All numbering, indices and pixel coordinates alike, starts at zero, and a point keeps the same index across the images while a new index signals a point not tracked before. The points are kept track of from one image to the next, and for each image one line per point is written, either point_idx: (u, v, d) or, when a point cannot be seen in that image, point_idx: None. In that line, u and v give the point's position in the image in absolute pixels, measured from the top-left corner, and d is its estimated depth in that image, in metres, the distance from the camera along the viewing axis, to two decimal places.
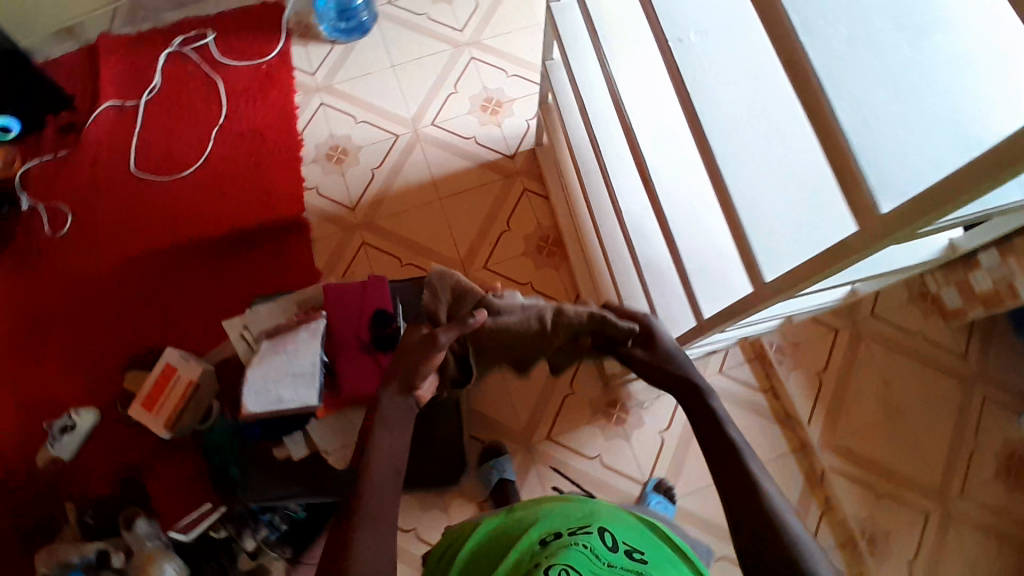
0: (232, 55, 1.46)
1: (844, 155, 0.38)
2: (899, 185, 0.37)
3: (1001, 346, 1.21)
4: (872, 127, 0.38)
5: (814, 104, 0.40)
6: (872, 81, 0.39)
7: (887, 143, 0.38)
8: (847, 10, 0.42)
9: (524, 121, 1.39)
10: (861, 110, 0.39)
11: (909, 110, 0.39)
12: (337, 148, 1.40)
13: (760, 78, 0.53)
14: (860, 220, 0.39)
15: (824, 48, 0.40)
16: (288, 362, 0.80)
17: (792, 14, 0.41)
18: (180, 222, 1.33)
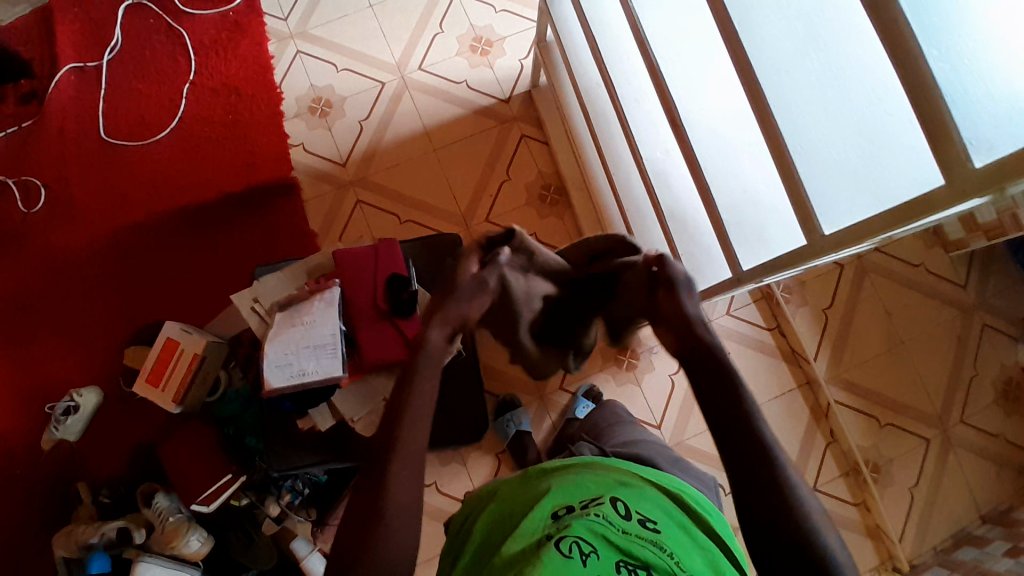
0: (196, 3, 1.34)
1: (936, 105, 0.38)
2: (992, 137, 0.37)
3: (1000, 273, 1.23)
4: (962, 75, 0.38)
5: (901, 47, 0.39)
6: (964, 18, 0.38)
7: (978, 89, 0.38)
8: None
9: (516, 61, 1.32)
10: (950, 58, 0.38)
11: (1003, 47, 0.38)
12: (320, 100, 1.32)
13: None
14: (948, 173, 0.39)
15: None
16: (305, 333, 0.77)
17: None
18: (163, 190, 1.26)
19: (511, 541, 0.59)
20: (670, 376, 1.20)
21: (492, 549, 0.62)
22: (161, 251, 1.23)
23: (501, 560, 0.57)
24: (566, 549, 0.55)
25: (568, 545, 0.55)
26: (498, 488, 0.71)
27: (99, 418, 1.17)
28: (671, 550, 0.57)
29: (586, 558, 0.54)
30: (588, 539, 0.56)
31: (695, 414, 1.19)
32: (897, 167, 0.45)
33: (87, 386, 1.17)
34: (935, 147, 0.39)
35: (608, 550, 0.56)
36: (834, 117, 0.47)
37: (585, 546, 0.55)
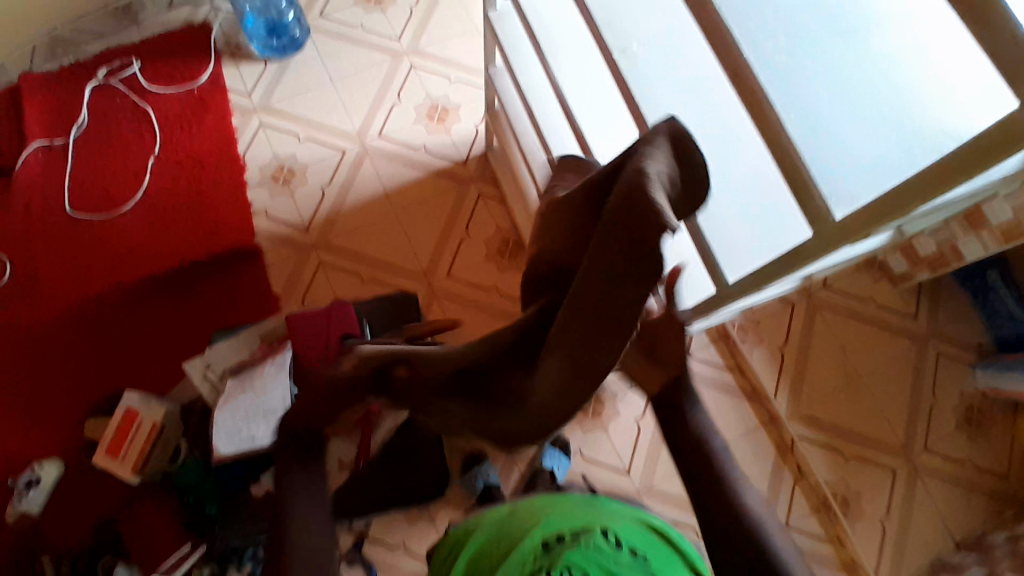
0: (161, 82, 1.40)
1: (797, 166, 0.43)
2: (848, 191, 0.42)
3: (948, 304, 1.27)
4: (822, 137, 0.43)
5: (763, 114, 0.44)
6: (816, 88, 0.44)
7: (835, 149, 0.42)
8: (787, 26, 0.46)
9: (472, 125, 1.39)
10: (808, 123, 0.43)
11: (855, 107, 0.44)
12: (282, 169, 1.36)
13: (705, 79, 0.54)
14: (816, 226, 0.43)
15: (769, 63, 0.45)
16: (258, 399, 0.79)
17: (734, 31, 0.45)
18: (127, 261, 1.28)
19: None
20: (637, 421, 1.21)
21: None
22: (125, 321, 1.24)
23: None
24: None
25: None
26: (478, 524, 0.67)
27: (58, 494, 1.14)
28: None
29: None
30: (582, 570, 0.54)
31: (662, 457, 1.19)
32: (781, 223, 0.50)
33: (47, 460, 1.15)
34: (803, 202, 0.44)
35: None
36: (726, 180, 0.51)
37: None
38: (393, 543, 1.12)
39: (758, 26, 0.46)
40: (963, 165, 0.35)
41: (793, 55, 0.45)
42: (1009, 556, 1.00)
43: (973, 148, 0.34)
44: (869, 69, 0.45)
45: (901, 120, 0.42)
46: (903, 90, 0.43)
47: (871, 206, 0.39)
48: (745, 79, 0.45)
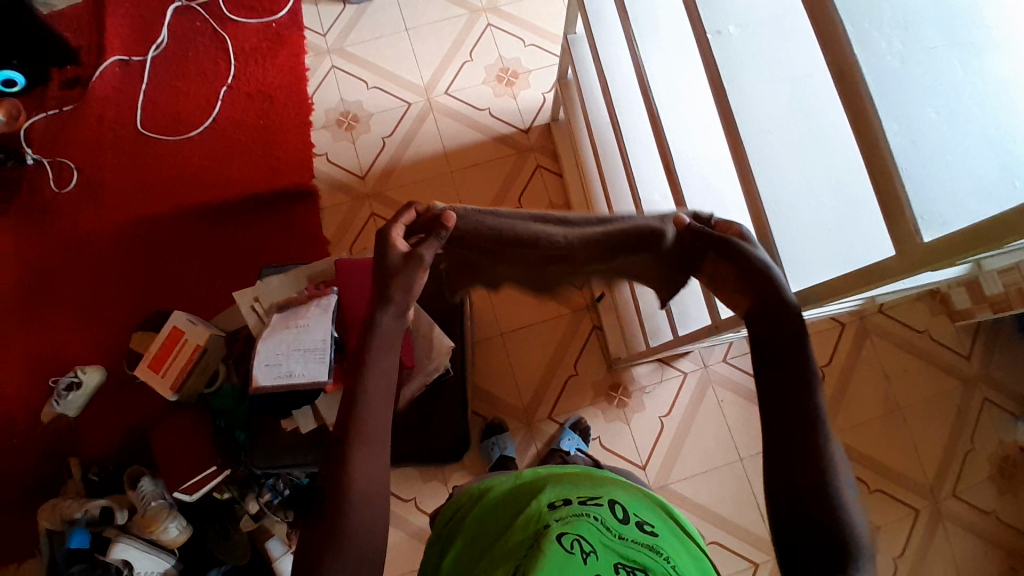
0: (241, 11, 1.41)
1: (892, 179, 0.38)
2: (941, 215, 0.37)
3: (1006, 348, 1.21)
4: (921, 156, 0.38)
5: (862, 120, 0.39)
6: (923, 100, 0.38)
7: (936, 167, 0.37)
8: (903, 24, 0.40)
9: (540, 94, 1.36)
10: (911, 137, 0.38)
11: (961, 134, 0.38)
12: (347, 114, 1.37)
13: (803, 78, 0.51)
14: (898, 247, 0.38)
15: (878, 63, 0.39)
16: (297, 337, 0.80)
17: (847, 24, 0.40)
18: (188, 184, 1.31)
19: (505, 542, 0.56)
20: (660, 418, 1.20)
21: (484, 548, 0.59)
22: (179, 242, 1.28)
23: (493, 565, 0.54)
24: (567, 545, 0.52)
25: (570, 540, 0.53)
26: (492, 480, 0.67)
27: (99, 397, 1.20)
28: (667, 555, 0.55)
29: (586, 556, 0.51)
30: (589, 539, 0.53)
31: (680, 458, 1.18)
32: (857, 236, 0.48)
33: (92, 364, 1.20)
34: (888, 220, 0.39)
35: (608, 551, 0.53)
36: (810, 187, 0.49)
37: (585, 545, 0.52)
38: (405, 497, 1.16)
39: (871, 19, 0.40)
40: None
41: (906, 59, 0.39)
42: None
43: None
44: (989, 85, 0.38)
45: (1009, 154, 0.36)
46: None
47: (965, 233, 0.34)
48: (847, 77, 0.40)
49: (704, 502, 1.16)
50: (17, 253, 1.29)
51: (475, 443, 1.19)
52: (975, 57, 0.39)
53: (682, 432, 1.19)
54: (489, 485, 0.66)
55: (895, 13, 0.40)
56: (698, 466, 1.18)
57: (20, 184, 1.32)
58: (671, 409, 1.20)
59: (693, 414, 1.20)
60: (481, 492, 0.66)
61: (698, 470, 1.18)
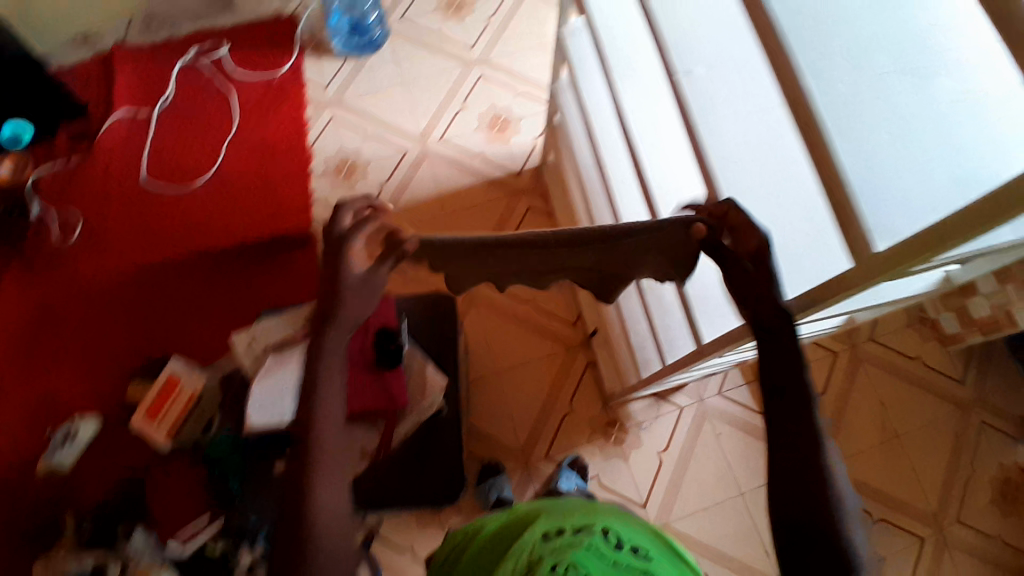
0: (246, 68, 1.48)
1: (844, 198, 0.40)
2: (895, 225, 0.39)
3: (999, 372, 1.22)
4: (871, 176, 0.40)
5: (817, 145, 0.42)
6: (874, 126, 0.41)
7: (886, 184, 0.40)
8: (851, 58, 0.44)
9: (531, 139, 1.42)
10: (862, 156, 0.41)
11: (907, 154, 0.41)
12: (345, 162, 1.41)
13: (767, 110, 0.55)
14: (857, 258, 0.41)
15: (827, 95, 0.42)
16: (289, 378, 0.81)
17: (797, 61, 0.43)
18: (191, 231, 1.35)
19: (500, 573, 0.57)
20: (659, 453, 1.20)
21: None
22: (180, 289, 1.30)
23: None
24: None
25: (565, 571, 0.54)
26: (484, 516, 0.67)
27: (94, 444, 1.20)
28: None
29: None
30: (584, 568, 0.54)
31: (680, 493, 1.17)
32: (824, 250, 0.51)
33: (90, 412, 1.21)
34: (845, 232, 0.41)
35: None
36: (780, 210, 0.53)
37: None
38: (402, 546, 1.14)
39: (820, 55, 0.44)
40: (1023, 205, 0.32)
41: (853, 89, 0.42)
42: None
43: None
44: (933, 109, 0.41)
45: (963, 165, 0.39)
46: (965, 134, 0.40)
47: (912, 240, 0.37)
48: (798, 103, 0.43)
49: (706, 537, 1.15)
50: (19, 301, 1.31)
51: (471, 486, 1.18)
52: (917, 86, 0.42)
53: (681, 466, 1.19)
54: (481, 522, 0.66)
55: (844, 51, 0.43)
56: (699, 501, 1.17)
57: (25, 234, 1.35)
58: (669, 443, 1.20)
59: (693, 449, 1.20)
60: (473, 530, 0.66)
61: (698, 505, 1.17)
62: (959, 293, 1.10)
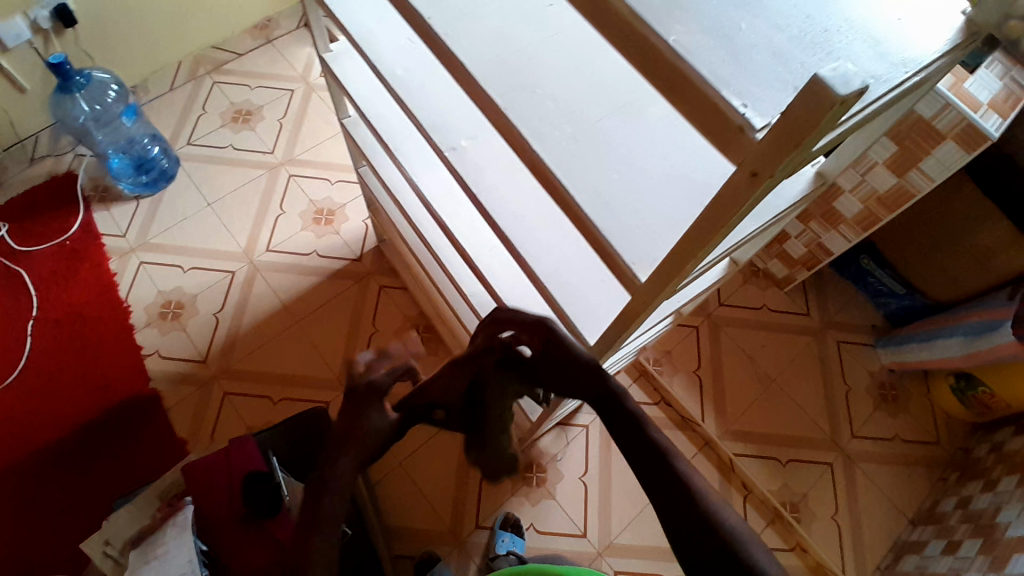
0: (29, 240, 1.33)
1: (600, 241, 0.43)
2: (647, 255, 0.42)
3: (835, 294, 1.36)
4: (615, 215, 0.44)
5: (562, 199, 0.44)
6: (604, 167, 0.45)
7: (629, 217, 0.44)
8: (567, 113, 0.47)
9: (361, 221, 1.40)
10: (601, 198, 0.44)
11: (637, 185, 0.45)
12: (170, 304, 1.30)
13: (516, 171, 0.60)
14: (630, 291, 0.43)
15: (557, 149, 0.45)
16: (159, 568, 0.69)
17: (521, 127, 0.45)
18: (5, 439, 1.15)
19: None
20: (581, 479, 1.20)
21: None
22: (12, 508, 1.11)
23: None
24: None
25: None
26: None
27: None
28: None
29: None
30: None
31: (614, 510, 1.18)
32: (607, 282, 0.59)
33: None
34: (611, 268, 0.44)
35: None
36: (569, 252, 0.58)
37: None
38: None
39: (541, 118, 0.46)
40: (730, 222, 0.35)
41: (577, 142, 0.46)
42: (960, 521, 1.04)
43: (723, 195, 0.34)
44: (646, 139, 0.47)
45: (682, 183, 0.45)
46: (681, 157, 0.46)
47: (663, 267, 0.40)
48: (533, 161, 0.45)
49: (651, 541, 1.16)
50: None
51: None
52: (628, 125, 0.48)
53: (606, 484, 1.20)
54: None
55: (560, 106, 0.47)
56: (632, 510, 1.18)
57: None
58: (588, 466, 1.21)
59: (609, 462, 1.21)
60: None
61: (633, 515, 1.18)
62: (777, 240, 1.24)
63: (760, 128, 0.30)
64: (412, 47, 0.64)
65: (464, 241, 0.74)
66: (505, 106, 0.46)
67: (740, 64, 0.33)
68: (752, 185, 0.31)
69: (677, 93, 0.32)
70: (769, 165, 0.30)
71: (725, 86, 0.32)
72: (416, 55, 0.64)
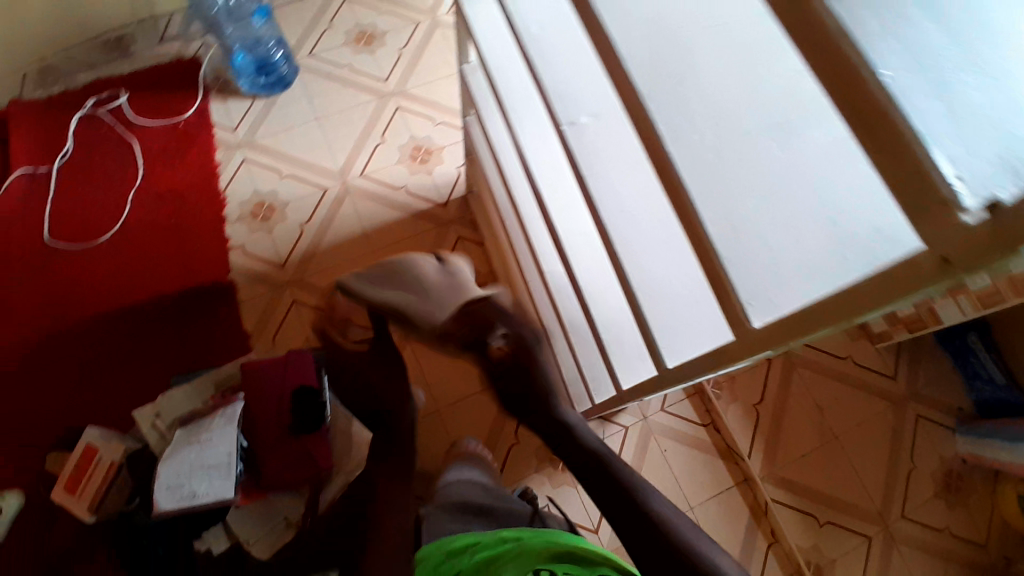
0: (148, 114, 1.42)
1: (719, 270, 0.40)
2: (767, 298, 0.39)
3: (928, 364, 1.25)
4: (743, 245, 0.40)
5: (685, 213, 0.41)
6: (739, 187, 0.41)
7: (760, 253, 0.39)
8: (712, 117, 0.42)
9: (455, 167, 1.40)
10: (731, 224, 0.40)
11: (776, 216, 0.40)
12: (262, 205, 1.35)
13: (638, 160, 0.57)
14: (736, 329, 0.41)
15: (693, 158, 0.41)
16: (199, 454, 0.73)
17: (659, 124, 0.42)
18: (96, 292, 1.25)
19: None
20: None
21: None
22: (89, 355, 1.20)
23: None
24: None
25: None
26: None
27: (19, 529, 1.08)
28: None
29: None
30: None
31: None
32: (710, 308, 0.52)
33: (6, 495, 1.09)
34: (721, 300, 0.41)
35: None
36: (676, 264, 0.53)
37: None
38: None
39: (683, 117, 0.42)
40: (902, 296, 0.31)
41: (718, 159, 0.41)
42: None
43: (893, 274, 0.31)
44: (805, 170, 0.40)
45: (843, 221, 0.37)
46: (846, 201, 0.38)
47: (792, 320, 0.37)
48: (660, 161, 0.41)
49: None
50: None
51: None
52: (788, 149, 0.40)
53: None
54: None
55: (703, 105, 0.42)
56: None
57: None
58: None
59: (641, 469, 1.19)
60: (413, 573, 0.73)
61: None
62: None
63: (974, 211, 0.25)
64: (553, 4, 0.62)
65: (556, 219, 0.72)
66: (645, 96, 0.43)
67: (957, 114, 0.27)
68: (941, 271, 0.28)
69: (871, 136, 0.28)
70: (968, 259, 0.26)
71: (939, 146, 0.27)
72: (554, 12, 0.62)
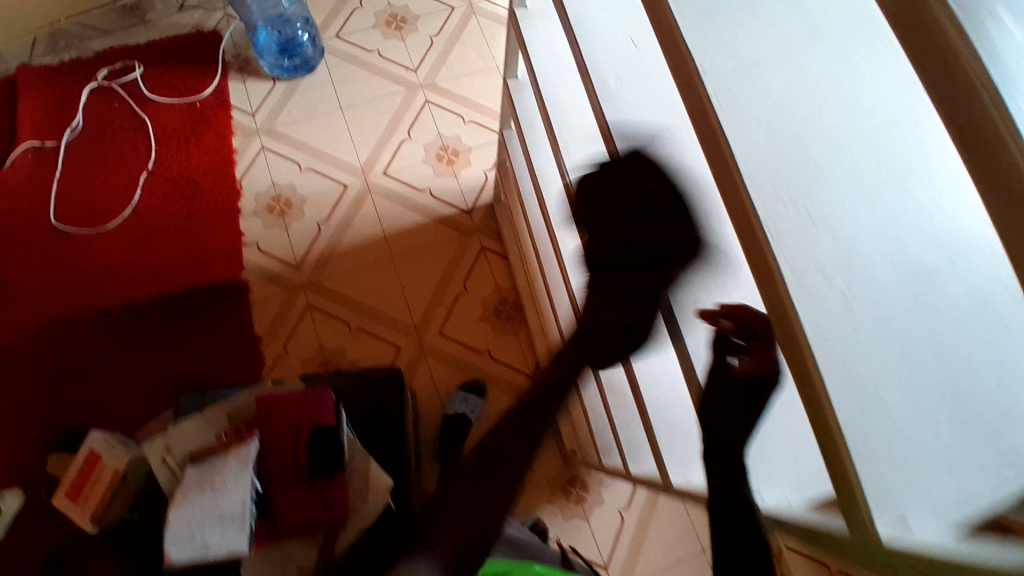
0: (162, 90, 1.34)
1: (844, 460, 0.33)
2: (898, 500, 0.32)
3: None
4: (875, 430, 0.33)
5: (808, 380, 0.34)
6: (871, 354, 0.34)
7: (896, 445, 0.33)
8: (844, 259, 0.35)
9: (483, 172, 1.33)
10: (862, 403, 0.33)
11: (909, 395, 0.34)
12: (279, 199, 1.29)
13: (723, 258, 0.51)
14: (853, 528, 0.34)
15: (824, 311, 0.34)
16: (214, 501, 0.69)
17: (785, 264, 0.35)
18: (103, 281, 1.20)
19: None
20: (620, 511, 1.16)
21: None
22: (94, 347, 1.16)
23: None
24: None
25: None
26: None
27: (20, 524, 1.06)
28: None
29: None
30: None
31: (642, 553, 1.14)
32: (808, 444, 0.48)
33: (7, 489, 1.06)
34: (840, 493, 0.34)
35: None
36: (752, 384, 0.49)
37: None
38: None
39: (809, 257, 0.35)
40: None
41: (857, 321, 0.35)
42: None
43: None
44: (942, 355, 0.34)
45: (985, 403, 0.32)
46: (981, 396, 0.33)
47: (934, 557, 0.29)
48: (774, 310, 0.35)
49: None
50: None
51: None
52: (924, 324, 0.34)
53: (643, 525, 1.15)
54: None
55: (835, 247, 0.36)
56: (660, 560, 1.14)
57: None
58: (631, 501, 1.17)
59: (654, 506, 1.17)
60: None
61: (659, 565, 1.13)
62: None
63: None
64: (622, 61, 0.58)
65: None
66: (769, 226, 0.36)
67: None
68: None
69: None
70: None
71: None
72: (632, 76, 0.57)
